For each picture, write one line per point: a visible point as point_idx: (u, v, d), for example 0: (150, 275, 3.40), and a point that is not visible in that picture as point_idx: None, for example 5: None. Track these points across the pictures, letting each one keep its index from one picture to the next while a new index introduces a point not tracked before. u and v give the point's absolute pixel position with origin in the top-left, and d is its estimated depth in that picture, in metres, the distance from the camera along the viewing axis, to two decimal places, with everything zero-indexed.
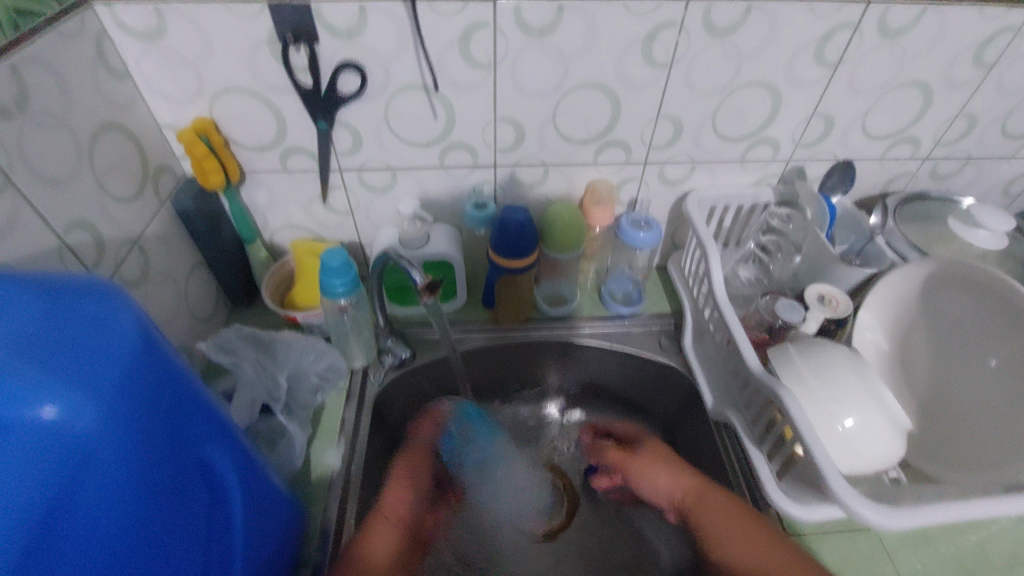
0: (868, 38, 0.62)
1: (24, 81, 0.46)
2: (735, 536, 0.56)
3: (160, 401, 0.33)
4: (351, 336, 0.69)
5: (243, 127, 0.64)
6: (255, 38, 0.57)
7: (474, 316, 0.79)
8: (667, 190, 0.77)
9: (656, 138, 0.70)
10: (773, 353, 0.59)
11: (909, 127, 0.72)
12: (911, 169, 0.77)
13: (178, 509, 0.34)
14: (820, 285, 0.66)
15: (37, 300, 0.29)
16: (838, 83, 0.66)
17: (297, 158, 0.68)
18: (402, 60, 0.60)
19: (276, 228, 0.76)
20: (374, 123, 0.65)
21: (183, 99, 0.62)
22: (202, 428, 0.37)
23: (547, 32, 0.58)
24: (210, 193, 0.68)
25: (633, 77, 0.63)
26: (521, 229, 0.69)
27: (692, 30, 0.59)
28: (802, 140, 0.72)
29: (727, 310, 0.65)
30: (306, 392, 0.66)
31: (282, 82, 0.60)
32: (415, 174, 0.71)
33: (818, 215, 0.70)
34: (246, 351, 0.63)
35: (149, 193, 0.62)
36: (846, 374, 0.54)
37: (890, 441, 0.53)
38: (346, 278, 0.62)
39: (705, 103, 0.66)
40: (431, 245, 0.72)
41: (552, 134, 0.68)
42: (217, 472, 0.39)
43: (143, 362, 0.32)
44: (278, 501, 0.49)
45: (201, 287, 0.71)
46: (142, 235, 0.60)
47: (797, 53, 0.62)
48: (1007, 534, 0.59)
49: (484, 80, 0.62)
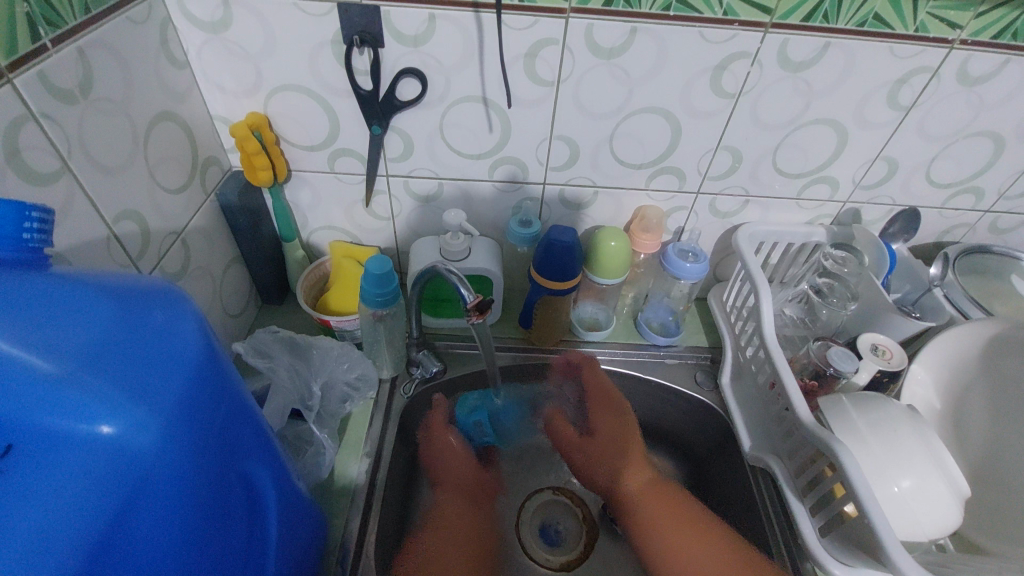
0: (945, 84, 0.60)
1: (90, 66, 0.45)
2: None
3: (215, 420, 0.31)
4: (384, 346, 0.68)
5: (296, 125, 0.63)
6: (319, 38, 0.56)
7: (505, 333, 0.78)
8: (716, 221, 0.75)
9: (713, 168, 0.68)
10: (825, 404, 0.57)
11: (974, 178, 0.69)
12: (969, 221, 0.75)
13: (225, 529, 0.33)
14: (873, 334, 0.64)
15: (106, 305, 0.28)
16: (907, 128, 0.64)
17: (345, 161, 0.67)
18: (464, 71, 0.58)
19: (314, 228, 0.75)
20: (428, 132, 0.64)
21: (239, 92, 0.61)
22: (249, 444, 0.36)
23: (617, 54, 0.57)
24: (254, 188, 0.67)
25: (699, 106, 0.61)
26: (567, 251, 0.67)
27: (765, 63, 0.57)
28: (862, 182, 0.70)
29: (776, 352, 0.63)
30: (335, 401, 0.64)
31: (340, 84, 0.59)
32: (463, 186, 0.70)
33: (876, 261, 0.68)
34: (280, 354, 0.62)
35: (196, 184, 0.61)
36: (904, 431, 0.53)
37: (949, 511, 0.50)
38: (385, 289, 0.60)
39: (769, 136, 0.64)
40: (472, 259, 0.70)
41: (607, 157, 0.67)
42: (257, 488, 0.38)
43: (204, 377, 0.30)
44: (307, 512, 0.47)
45: (235, 283, 0.70)
46: (185, 228, 0.59)
47: (870, 95, 0.60)
48: None
49: (546, 97, 0.61)
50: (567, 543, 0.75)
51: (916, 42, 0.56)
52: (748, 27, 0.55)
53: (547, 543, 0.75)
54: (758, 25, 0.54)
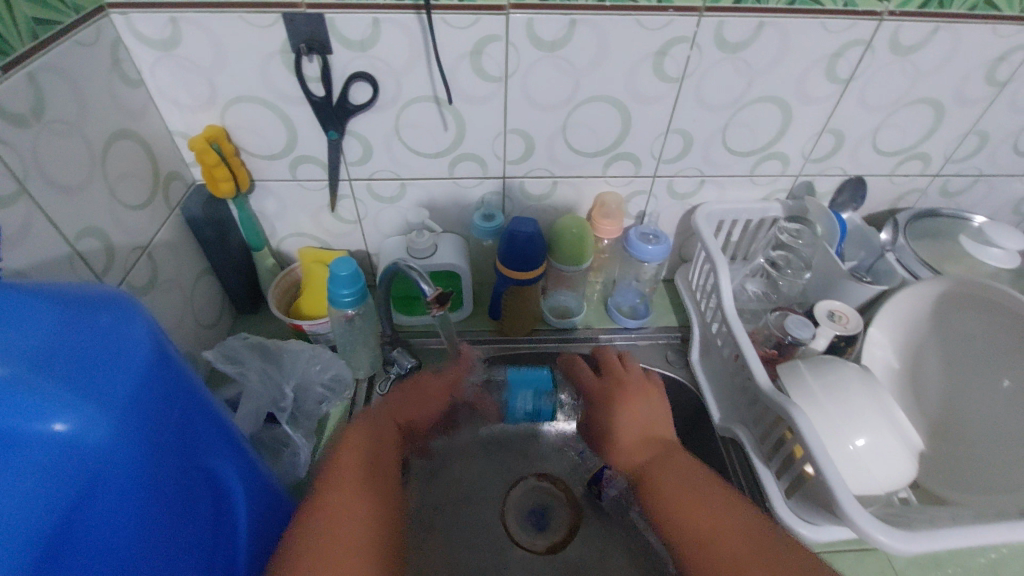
0: (880, 55, 0.62)
1: (40, 89, 0.46)
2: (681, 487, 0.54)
3: (169, 415, 0.33)
4: (358, 346, 0.69)
5: (254, 136, 0.65)
6: (268, 49, 0.57)
7: (479, 326, 0.80)
8: (675, 203, 0.77)
9: (666, 152, 0.70)
10: (783, 370, 0.59)
11: (919, 143, 0.72)
12: (920, 186, 0.77)
13: (189, 521, 0.34)
14: (829, 301, 0.65)
15: (50, 310, 0.29)
16: (849, 100, 0.66)
17: (307, 167, 0.68)
18: (413, 72, 0.60)
19: (283, 236, 0.76)
20: (384, 134, 0.65)
21: (195, 107, 0.62)
22: (210, 439, 0.37)
23: (559, 46, 0.58)
24: (219, 200, 0.68)
25: (644, 91, 0.63)
26: (529, 241, 0.68)
27: (703, 45, 0.59)
28: (811, 155, 0.72)
29: (737, 325, 0.65)
30: (311, 402, 0.65)
31: (294, 92, 0.61)
32: (425, 185, 0.71)
33: (829, 229, 0.69)
34: (253, 360, 0.64)
35: (159, 200, 0.62)
36: (856, 391, 0.55)
37: (903, 463, 0.52)
38: (352, 289, 0.61)
39: (716, 116, 0.66)
40: (438, 255, 0.71)
41: (562, 147, 0.68)
42: (223, 483, 0.39)
43: (154, 374, 0.31)
44: (284, 510, 0.49)
45: (207, 294, 0.71)
46: (150, 243, 0.60)
47: (809, 69, 0.62)
48: (1016, 556, 0.60)
49: (496, 92, 0.62)
50: (553, 526, 0.76)
51: (846, 15, 0.58)
52: (682, 11, 0.56)
53: (534, 529, 0.76)
54: (692, 9, 0.56)
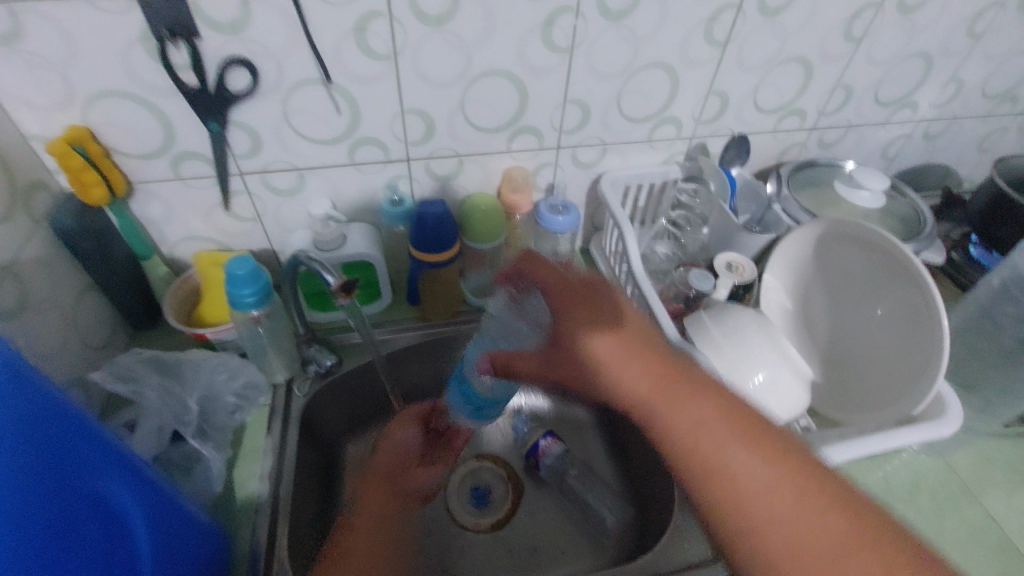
0: (751, 18, 0.65)
1: None
2: (744, 467, 0.34)
3: (35, 434, 0.30)
4: (271, 349, 0.65)
5: (124, 134, 0.59)
6: (127, 36, 0.52)
7: (401, 316, 0.79)
8: (582, 173, 0.78)
9: (565, 123, 0.71)
10: (689, 323, 0.62)
11: (795, 99, 0.77)
12: (800, 140, 0.83)
13: (74, 554, 0.31)
14: (727, 253, 0.70)
15: None
16: (728, 63, 0.70)
17: (191, 164, 0.63)
18: (294, 54, 0.57)
19: (175, 241, 0.71)
20: (272, 121, 0.62)
21: (50, 106, 0.56)
22: (95, 464, 0.34)
23: (445, 20, 0.57)
24: (93, 209, 0.62)
25: (536, 62, 0.64)
26: (439, 222, 0.68)
27: (588, 14, 0.60)
28: (702, 118, 0.75)
29: (646, 285, 0.68)
30: (221, 414, 0.62)
31: (162, 83, 0.56)
32: (325, 174, 0.69)
33: (720, 187, 0.74)
34: (149, 376, 0.59)
35: (21, 212, 0.56)
36: (754, 334, 0.59)
37: (796, 394, 0.58)
38: (253, 288, 0.58)
39: (609, 85, 0.68)
40: (348, 246, 0.69)
41: (462, 124, 0.68)
42: (115, 515, 0.36)
43: (11, 389, 0.29)
44: (193, 548, 0.45)
45: (92, 313, 0.65)
46: (16, 261, 0.54)
47: (688, 34, 0.65)
48: (907, 466, 0.67)
49: (385, 72, 0.60)
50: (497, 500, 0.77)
51: None
52: None
53: (477, 508, 0.76)
54: None
